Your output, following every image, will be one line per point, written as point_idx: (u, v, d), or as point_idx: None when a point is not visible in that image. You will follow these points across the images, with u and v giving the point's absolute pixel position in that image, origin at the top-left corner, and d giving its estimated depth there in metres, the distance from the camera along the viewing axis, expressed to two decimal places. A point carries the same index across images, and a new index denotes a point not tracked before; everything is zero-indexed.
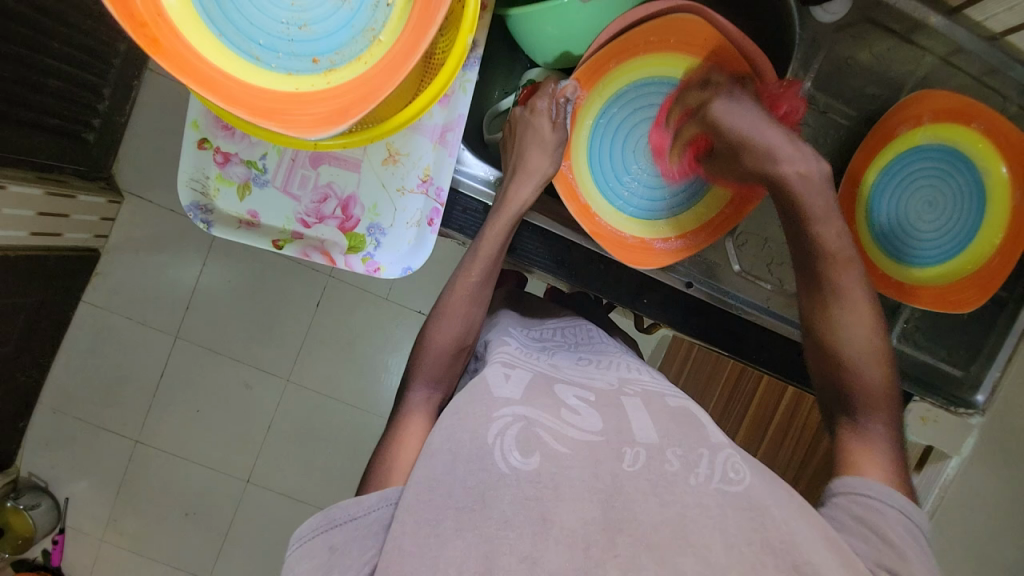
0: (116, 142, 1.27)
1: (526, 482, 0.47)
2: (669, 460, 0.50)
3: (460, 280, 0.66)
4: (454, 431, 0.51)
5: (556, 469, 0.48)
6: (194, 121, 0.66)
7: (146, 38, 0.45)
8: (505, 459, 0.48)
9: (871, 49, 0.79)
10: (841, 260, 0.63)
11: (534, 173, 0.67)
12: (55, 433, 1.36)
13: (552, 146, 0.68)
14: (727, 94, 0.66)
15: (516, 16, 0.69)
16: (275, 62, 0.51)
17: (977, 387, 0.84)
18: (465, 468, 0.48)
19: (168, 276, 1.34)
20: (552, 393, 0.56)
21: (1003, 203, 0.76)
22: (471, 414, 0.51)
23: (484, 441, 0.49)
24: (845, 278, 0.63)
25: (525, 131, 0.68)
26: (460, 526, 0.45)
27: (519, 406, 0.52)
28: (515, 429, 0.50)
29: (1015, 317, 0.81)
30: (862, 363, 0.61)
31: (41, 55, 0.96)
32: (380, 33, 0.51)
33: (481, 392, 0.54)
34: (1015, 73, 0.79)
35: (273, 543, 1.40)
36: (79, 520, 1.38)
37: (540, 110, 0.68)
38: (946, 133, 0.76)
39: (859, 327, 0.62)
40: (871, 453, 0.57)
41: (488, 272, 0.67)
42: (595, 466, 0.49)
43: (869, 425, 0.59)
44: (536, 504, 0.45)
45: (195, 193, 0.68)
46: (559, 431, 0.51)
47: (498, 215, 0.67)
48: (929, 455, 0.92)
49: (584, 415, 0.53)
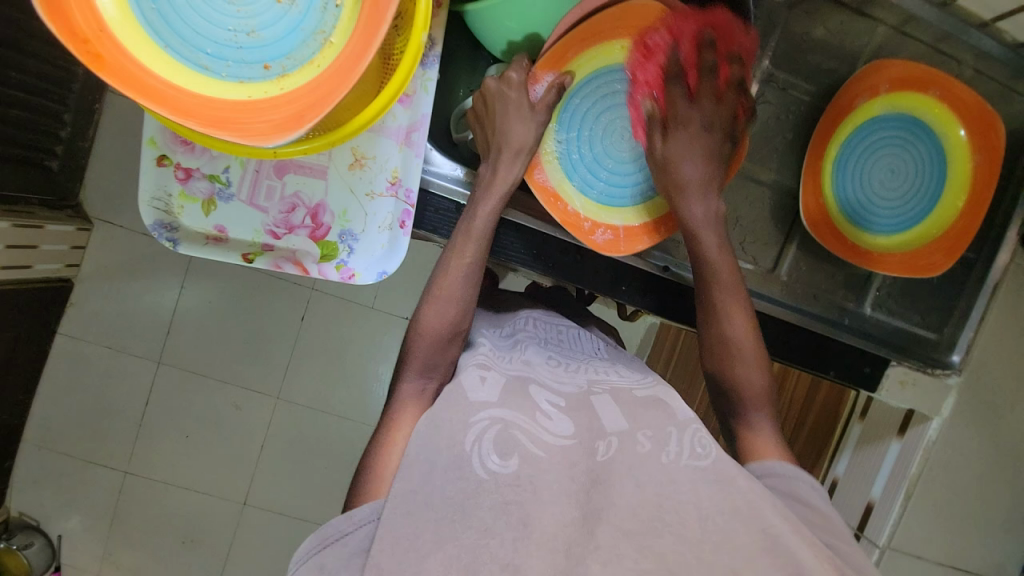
0: (81, 169, 1.24)
1: (505, 485, 0.46)
2: (642, 442, 0.52)
3: (450, 261, 0.65)
4: (431, 438, 0.50)
5: (536, 472, 0.48)
6: (151, 138, 0.65)
7: (88, 54, 0.44)
8: (482, 464, 0.48)
9: (826, 25, 0.80)
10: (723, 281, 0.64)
11: (517, 147, 0.67)
12: (41, 470, 1.32)
13: (531, 118, 0.67)
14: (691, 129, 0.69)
15: (472, 12, 0.70)
16: (225, 71, 0.50)
17: (953, 347, 0.86)
18: (443, 476, 0.47)
19: (147, 301, 1.31)
20: (527, 396, 0.55)
21: (964, 164, 0.78)
22: (449, 422, 0.51)
23: (461, 448, 0.49)
24: (729, 298, 0.64)
25: (505, 107, 0.67)
26: (439, 538, 0.44)
27: (496, 408, 0.52)
28: (492, 432, 0.49)
29: (986, 274, 0.83)
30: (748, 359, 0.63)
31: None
32: (330, 35, 0.50)
33: (457, 398, 0.53)
34: (968, 38, 0.81)
35: (276, 564, 1.38)
36: (74, 557, 1.34)
37: (513, 83, 0.67)
38: (902, 102, 0.78)
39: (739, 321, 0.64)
40: (765, 440, 0.61)
41: (482, 251, 0.65)
42: (570, 466, 0.49)
43: (756, 418, 0.62)
44: (515, 509, 0.45)
45: (158, 212, 0.66)
46: (533, 433, 0.51)
47: (486, 191, 0.66)
48: (910, 419, 0.91)
49: (554, 419, 0.53)
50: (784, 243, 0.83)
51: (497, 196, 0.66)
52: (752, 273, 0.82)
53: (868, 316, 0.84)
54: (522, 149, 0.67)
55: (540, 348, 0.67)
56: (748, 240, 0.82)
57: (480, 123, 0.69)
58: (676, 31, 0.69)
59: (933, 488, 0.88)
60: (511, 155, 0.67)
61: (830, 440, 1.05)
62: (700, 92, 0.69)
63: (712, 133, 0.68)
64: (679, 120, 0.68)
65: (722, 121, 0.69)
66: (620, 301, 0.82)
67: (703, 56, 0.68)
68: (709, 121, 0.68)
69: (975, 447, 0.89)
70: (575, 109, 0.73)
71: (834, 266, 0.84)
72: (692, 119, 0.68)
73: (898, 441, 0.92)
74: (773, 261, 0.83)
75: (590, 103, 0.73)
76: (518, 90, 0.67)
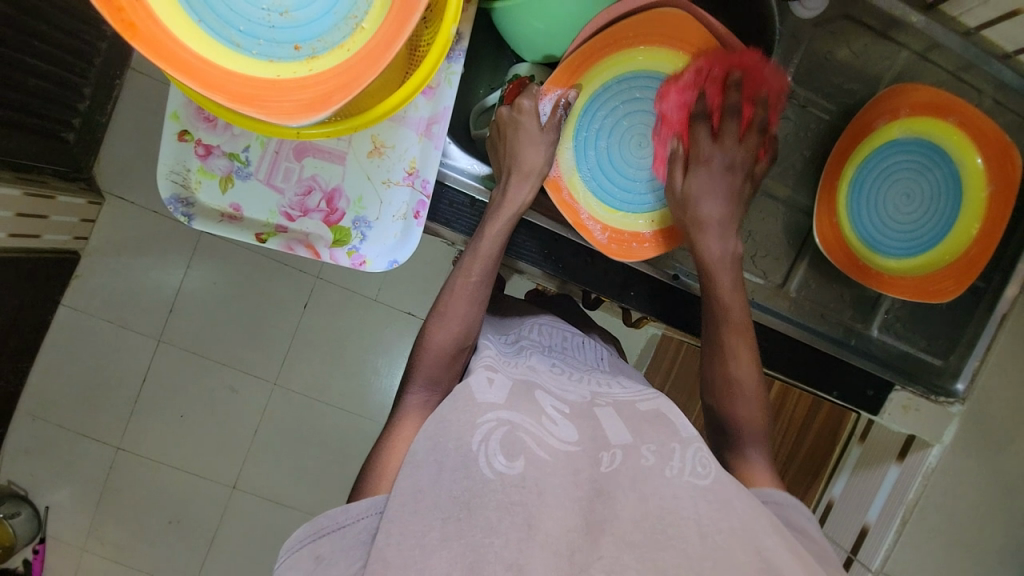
0: (96, 143, 1.25)
1: (511, 486, 0.46)
2: (645, 456, 0.51)
3: (459, 281, 0.65)
4: (439, 440, 0.50)
5: (541, 474, 0.48)
6: (175, 113, 0.66)
7: (123, 22, 0.45)
8: (489, 464, 0.47)
9: (849, 46, 0.80)
10: (738, 326, 0.66)
11: (529, 173, 0.68)
12: (34, 441, 1.33)
13: (543, 144, 0.69)
14: (710, 168, 0.70)
15: (499, 10, 0.71)
16: (256, 48, 0.50)
17: (956, 376, 0.86)
18: (451, 475, 0.47)
19: (152, 279, 1.32)
20: (533, 400, 0.56)
21: (979, 192, 0.78)
22: (457, 422, 0.51)
23: (468, 447, 0.49)
24: (736, 340, 0.65)
25: (518, 135, 0.68)
26: (445, 536, 0.44)
27: (504, 410, 0.52)
28: (498, 434, 0.49)
29: (994, 304, 0.83)
30: (744, 395, 0.64)
31: (18, 53, 0.94)
32: (362, 20, 0.51)
33: (465, 399, 0.54)
34: (989, 68, 0.82)
35: (261, 550, 1.38)
36: (60, 530, 1.34)
37: (527, 109, 0.68)
38: (920, 126, 0.78)
39: (745, 365, 0.64)
40: (756, 474, 0.60)
41: (488, 272, 0.66)
42: (574, 473, 0.50)
43: (752, 452, 0.62)
44: (521, 509, 0.45)
45: (175, 186, 0.67)
46: (539, 437, 0.51)
47: (493, 218, 0.67)
48: (911, 444, 0.90)
49: (559, 425, 0.54)
50: (795, 260, 0.83)
51: (506, 219, 0.67)
52: (761, 287, 0.82)
53: (875, 338, 0.84)
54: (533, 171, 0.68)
55: (545, 357, 0.67)
56: (758, 255, 0.83)
57: (496, 150, 0.71)
58: (749, 74, 0.70)
59: (930, 516, 0.88)
60: (523, 179, 0.67)
61: (826, 461, 1.06)
62: (725, 132, 0.70)
63: (732, 172, 0.70)
64: (702, 156, 0.70)
65: (738, 169, 0.71)
66: (627, 306, 0.82)
67: (755, 113, 0.71)
68: (732, 162, 0.70)
69: (973, 477, 0.88)
70: (595, 112, 0.73)
71: (843, 286, 0.84)
72: (713, 158, 0.70)
73: (897, 466, 0.92)
74: (783, 277, 0.83)
75: (610, 108, 0.73)
76: (529, 116, 0.68)
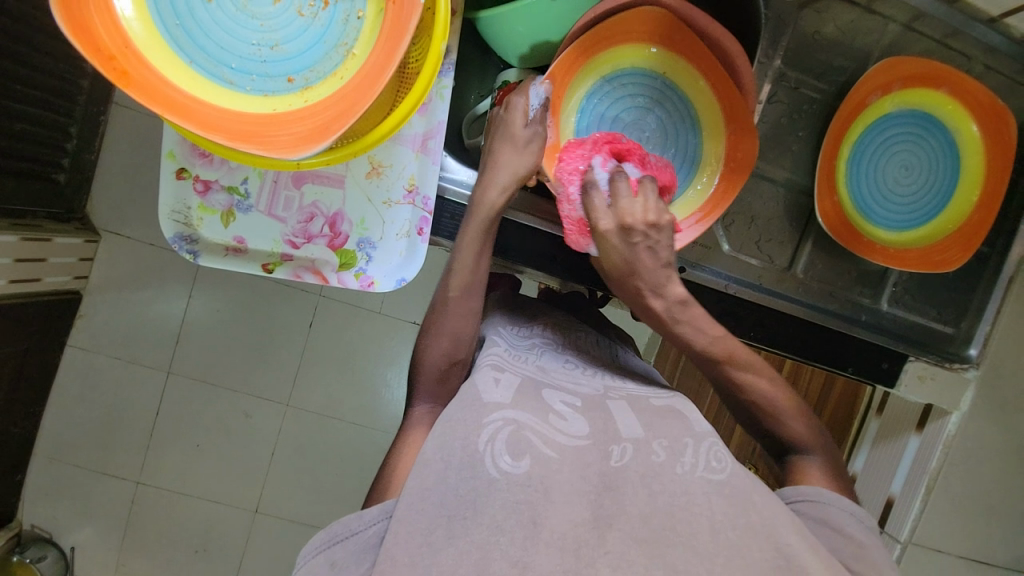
0: (87, 181, 1.25)
1: (516, 485, 0.47)
2: (656, 452, 0.52)
3: (441, 305, 0.63)
4: (447, 439, 0.50)
5: (548, 473, 0.48)
6: (171, 151, 0.65)
7: (115, 71, 0.45)
8: (495, 464, 0.48)
9: (836, 22, 0.80)
10: (730, 357, 0.59)
11: (505, 171, 0.63)
12: (53, 482, 1.33)
13: (527, 144, 0.64)
14: (620, 239, 0.57)
15: (485, 19, 0.70)
16: (250, 84, 0.51)
17: (968, 342, 0.86)
18: (458, 476, 0.48)
19: (155, 311, 1.32)
20: (540, 398, 0.56)
21: (977, 157, 0.78)
22: (462, 422, 0.51)
23: (474, 447, 0.49)
24: (739, 369, 0.59)
25: (503, 132, 0.64)
26: (451, 534, 0.45)
27: (509, 410, 0.52)
28: (505, 433, 0.50)
29: (999, 269, 0.83)
30: (784, 415, 0.60)
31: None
32: (353, 46, 0.51)
33: (471, 398, 0.54)
34: (975, 33, 0.82)
35: (286, 571, 1.39)
36: (87, 568, 1.35)
37: (515, 107, 0.65)
38: (913, 99, 0.78)
39: (758, 382, 0.59)
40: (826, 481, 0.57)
41: (467, 282, 0.63)
42: (584, 467, 0.50)
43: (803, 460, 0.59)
44: (526, 508, 0.45)
45: (178, 224, 0.67)
46: (547, 436, 0.52)
47: (471, 218, 0.64)
48: (929, 413, 0.91)
49: (569, 420, 0.54)
50: (799, 241, 0.84)
51: (480, 230, 0.63)
52: (767, 271, 0.83)
53: (886, 312, 0.84)
54: (517, 175, 0.64)
55: (557, 353, 0.68)
56: (763, 239, 0.83)
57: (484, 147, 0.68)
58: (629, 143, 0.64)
59: (951, 481, 0.88)
60: (499, 185, 0.63)
61: (846, 437, 1.05)
62: (618, 192, 0.57)
63: (639, 236, 0.57)
64: (602, 230, 0.58)
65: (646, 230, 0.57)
66: None
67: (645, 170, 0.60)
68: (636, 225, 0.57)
69: (992, 438, 0.89)
70: (588, 114, 0.74)
71: (848, 262, 0.84)
72: (610, 231, 0.57)
73: (918, 435, 0.92)
74: (789, 259, 0.83)
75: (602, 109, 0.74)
76: (516, 113, 0.65)
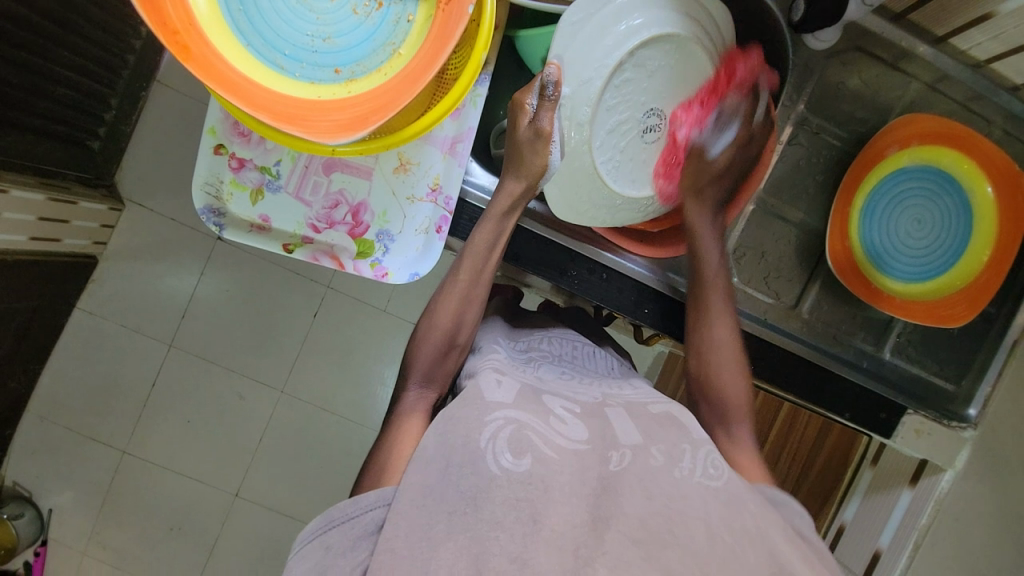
0: (121, 151, 1.29)
1: (517, 483, 0.47)
2: (654, 457, 0.53)
3: (449, 287, 0.66)
4: (447, 437, 0.51)
5: (547, 471, 0.49)
6: (212, 127, 0.68)
7: (177, 44, 0.48)
8: (495, 460, 0.48)
9: (860, 75, 0.83)
10: (714, 285, 0.72)
11: (526, 174, 0.67)
12: (42, 441, 1.34)
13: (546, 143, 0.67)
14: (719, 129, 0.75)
15: (523, 38, 0.74)
16: (299, 71, 0.54)
17: (968, 402, 0.87)
18: (459, 469, 0.49)
19: (165, 285, 1.34)
20: (540, 401, 0.57)
21: (990, 220, 0.79)
22: (465, 420, 0.52)
23: (475, 445, 0.50)
24: (715, 310, 0.71)
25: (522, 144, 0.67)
26: (452, 528, 0.45)
27: (511, 409, 0.53)
28: (506, 432, 0.50)
29: (1005, 330, 0.84)
30: (728, 377, 0.68)
31: (41, 60, 0.97)
32: (399, 46, 0.54)
33: (474, 397, 0.55)
34: (997, 99, 0.84)
35: (258, 560, 1.38)
36: (61, 533, 1.35)
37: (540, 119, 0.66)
38: (931, 156, 0.80)
39: (721, 331, 0.71)
40: (749, 457, 0.64)
41: (476, 271, 0.66)
42: (583, 471, 0.50)
43: (740, 433, 0.66)
44: (526, 505, 0.46)
45: (208, 197, 0.69)
46: (547, 435, 0.52)
47: (487, 219, 0.67)
48: (924, 468, 0.90)
49: (568, 424, 0.55)
50: (806, 282, 0.85)
51: (497, 218, 0.68)
52: (773, 308, 0.84)
53: (887, 361, 0.85)
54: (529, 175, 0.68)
55: (554, 365, 0.68)
56: (771, 275, 0.84)
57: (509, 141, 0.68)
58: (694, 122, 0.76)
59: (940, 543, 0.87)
60: (521, 178, 0.68)
61: (840, 484, 1.06)
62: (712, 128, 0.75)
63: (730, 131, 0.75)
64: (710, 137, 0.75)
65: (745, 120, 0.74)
66: (640, 322, 0.84)
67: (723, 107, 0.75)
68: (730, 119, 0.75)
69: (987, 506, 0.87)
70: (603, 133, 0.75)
71: (854, 307, 0.85)
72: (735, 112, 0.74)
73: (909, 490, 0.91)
74: (795, 298, 0.85)
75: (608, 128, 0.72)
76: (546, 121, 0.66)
